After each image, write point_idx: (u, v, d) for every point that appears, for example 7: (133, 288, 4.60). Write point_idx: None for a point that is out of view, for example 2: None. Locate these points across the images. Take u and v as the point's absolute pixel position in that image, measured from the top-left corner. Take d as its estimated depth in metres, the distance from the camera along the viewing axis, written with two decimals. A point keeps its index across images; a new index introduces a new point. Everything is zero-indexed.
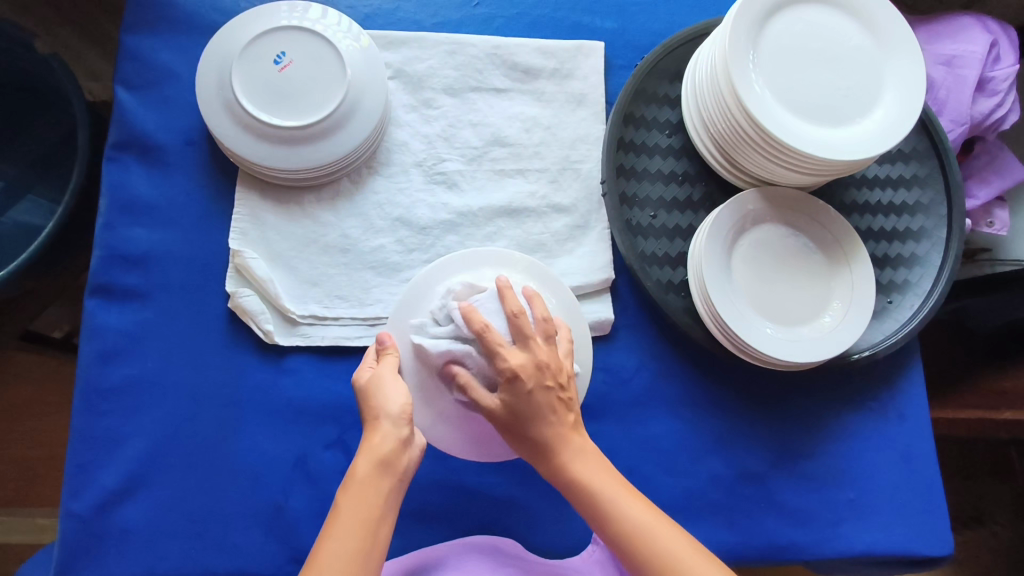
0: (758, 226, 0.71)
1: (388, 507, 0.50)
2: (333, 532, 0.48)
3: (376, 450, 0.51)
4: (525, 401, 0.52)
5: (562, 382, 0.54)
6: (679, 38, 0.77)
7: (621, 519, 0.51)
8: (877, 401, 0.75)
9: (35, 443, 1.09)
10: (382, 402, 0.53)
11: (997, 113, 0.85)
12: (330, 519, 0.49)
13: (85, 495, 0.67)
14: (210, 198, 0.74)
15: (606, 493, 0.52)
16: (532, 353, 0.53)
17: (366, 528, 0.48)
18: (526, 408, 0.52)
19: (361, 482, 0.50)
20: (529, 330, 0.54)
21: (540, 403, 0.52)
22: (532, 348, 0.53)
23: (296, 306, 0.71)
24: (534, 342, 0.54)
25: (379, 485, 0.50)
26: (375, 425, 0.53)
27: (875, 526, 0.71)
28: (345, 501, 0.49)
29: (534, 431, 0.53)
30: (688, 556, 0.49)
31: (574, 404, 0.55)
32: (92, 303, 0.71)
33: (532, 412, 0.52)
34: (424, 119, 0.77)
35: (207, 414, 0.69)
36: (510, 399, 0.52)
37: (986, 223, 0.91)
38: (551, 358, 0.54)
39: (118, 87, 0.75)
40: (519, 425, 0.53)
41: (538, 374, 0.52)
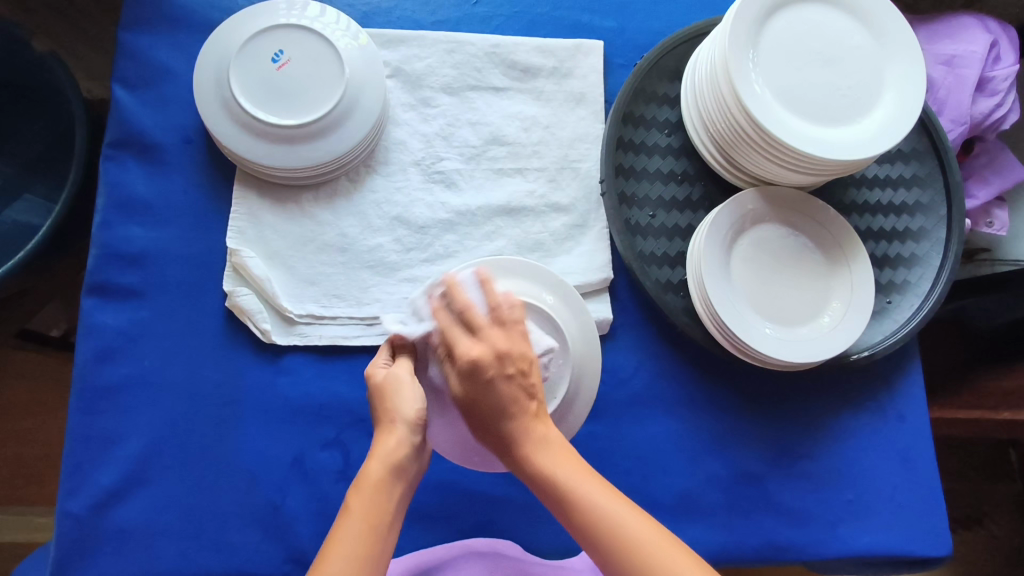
0: (757, 226, 0.71)
1: (397, 512, 0.50)
2: (341, 535, 0.48)
3: (388, 454, 0.51)
4: (484, 389, 0.51)
5: (523, 369, 0.52)
6: (679, 37, 0.77)
7: (581, 505, 0.49)
8: (875, 401, 0.75)
9: (33, 442, 1.08)
10: (397, 405, 0.53)
11: (997, 113, 0.85)
12: (338, 521, 0.49)
13: (82, 494, 0.67)
14: (208, 197, 0.74)
15: (569, 479, 0.50)
16: (487, 342, 0.52)
17: (374, 531, 0.48)
18: (485, 397, 0.51)
19: (372, 486, 0.50)
20: (481, 321, 0.53)
21: (498, 393, 0.51)
22: (486, 337, 0.52)
23: (294, 305, 0.71)
24: (487, 334, 0.53)
25: (390, 491, 0.50)
26: (389, 427, 0.52)
27: (874, 526, 0.71)
28: (356, 504, 0.49)
29: (495, 422, 0.52)
30: (653, 542, 0.47)
31: (537, 392, 0.53)
32: (89, 302, 0.71)
33: (490, 400, 0.51)
34: (423, 117, 0.77)
35: (204, 413, 0.69)
36: (468, 386, 0.52)
37: (985, 224, 0.91)
38: (506, 346, 0.52)
39: (116, 85, 0.75)
40: (480, 414, 0.52)
41: (494, 363, 0.51)
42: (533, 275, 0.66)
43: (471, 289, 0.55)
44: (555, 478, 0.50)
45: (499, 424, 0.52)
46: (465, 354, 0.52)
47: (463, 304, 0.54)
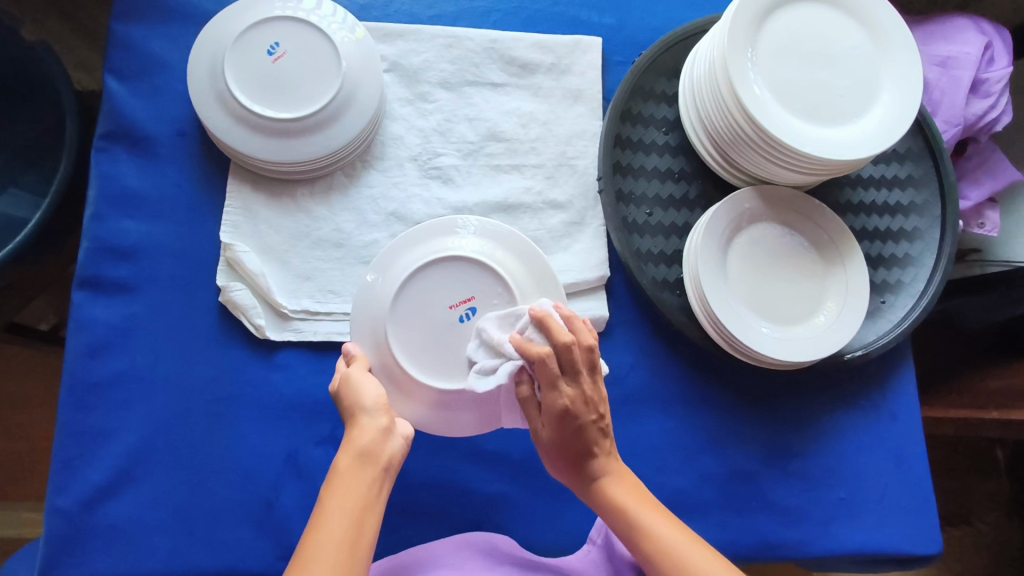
0: (754, 225, 0.71)
1: (372, 495, 0.50)
2: (319, 527, 0.47)
3: (359, 442, 0.52)
4: (575, 431, 0.55)
5: (603, 416, 0.56)
6: (677, 34, 0.77)
7: (641, 527, 0.55)
8: (869, 400, 0.75)
9: (22, 437, 1.07)
10: (357, 398, 0.55)
11: (990, 115, 0.85)
12: (316, 514, 0.49)
13: (71, 491, 0.66)
14: (202, 190, 0.73)
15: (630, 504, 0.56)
16: (578, 389, 0.54)
17: (353, 519, 0.48)
18: (571, 437, 0.55)
19: (344, 473, 0.50)
20: (574, 367, 0.53)
21: (587, 439, 0.56)
22: (581, 380, 0.54)
23: (288, 301, 0.70)
24: (577, 379, 0.54)
25: (361, 474, 0.50)
26: (356, 422, 0.54)
27: (867, 524, 0.72)
28: (331, 493, 0.49)
29: (582, 460, 0.57)
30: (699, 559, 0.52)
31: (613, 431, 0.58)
32: (79, 296, 0.70)
33: (575, 443, 0.56)
34: (419, 112, 0.77)
35: (196, 409, 0.68)
36: (557, 429, 0.55)
37: (977, 224, 0.90)
38: (597, 393, 0.55)
39: (108, 75, 0.74)
40: (566, 452, 0.57)
41: (583, 409, 0.54)
42: (497, 235, 0.66)
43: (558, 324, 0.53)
44: (646, 527, 0.55)
45: (584, 461, 0.57)
46: (556, 403, 0.53)
47: (554, 351, 0.52)
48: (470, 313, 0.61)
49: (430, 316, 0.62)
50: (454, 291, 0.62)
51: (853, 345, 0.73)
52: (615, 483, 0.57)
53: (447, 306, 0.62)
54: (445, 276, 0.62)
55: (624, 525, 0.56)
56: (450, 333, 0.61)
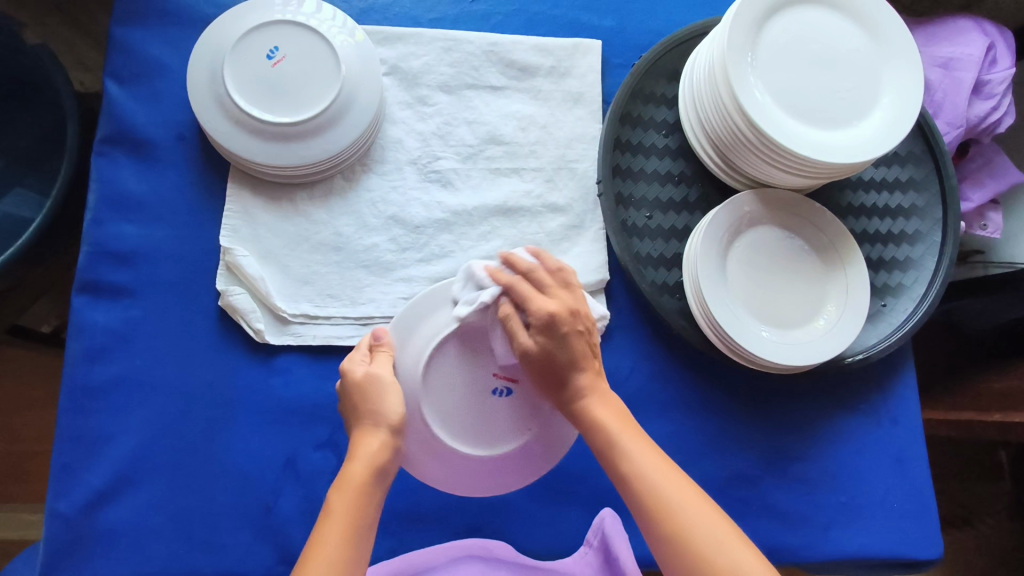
0: (753, 227, 0.71)
1: (377, 510, 0.51)
2: (323, 539, 0.48)
3: (370, 457, 0.51)
4: (561, 341, 0.54)
5: (590, 328, 0.56)
6: (677, 37, 0.77)
7: (632, 458, 0.52)
8: (869, 404, 0.75)
9: (24, 439, 1.07)
10: (380, 410, 0.53)
11: (993, 117, 0.85)
12: (320, 523, 0.50)
13: (71, 495, 0.66)
14: (201, 194, 0.73)
15: (621, 430, 0.54)
16: (560, 299, 0.56)
17: (355, 534, 0.49)
18: (561, 349, 0.54)
19: (355, 486, 0.50)
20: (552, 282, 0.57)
21: (574, 346, 0.55)
22: (558, 294, 0.56)
23: (287, 304, 0.71)
24: (557, 291, 0.57)
25: (372, 490, 0.51)
26: (371, 429, 0.53)
27: (866, 529, 0.71)
28: (337, 504, 0.50)
29: (570, 376, 0.55)
30: (688, 498, 0.50)
31: (599, 351, 0.58)
32: (80, 300, 0.70)
33: (565, 351, 0.54)
34: (419, 116, 0.76)
35: (196, 413, 0.69)
36: (546, 340, 0.54)
37: (980, 226, 0.90)
38: (579, 304, 0.56)
39: (108, 80, 0.74)
40: (554, 371, 0.54)
41: (570, 317, 0.55)
42: None
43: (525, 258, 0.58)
44: (633, 454, 0.52)
45: (570, 375, 0.55)
46: (542, 309, 0.54)
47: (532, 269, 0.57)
48: (507, 391, 0.58)
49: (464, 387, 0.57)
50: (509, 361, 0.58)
51: (851, 350, 0.73)
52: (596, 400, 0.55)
53: (485, 373, 0.58)
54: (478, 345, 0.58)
55: (605, 447, 0.54)
56: (481, 398, 0.58)
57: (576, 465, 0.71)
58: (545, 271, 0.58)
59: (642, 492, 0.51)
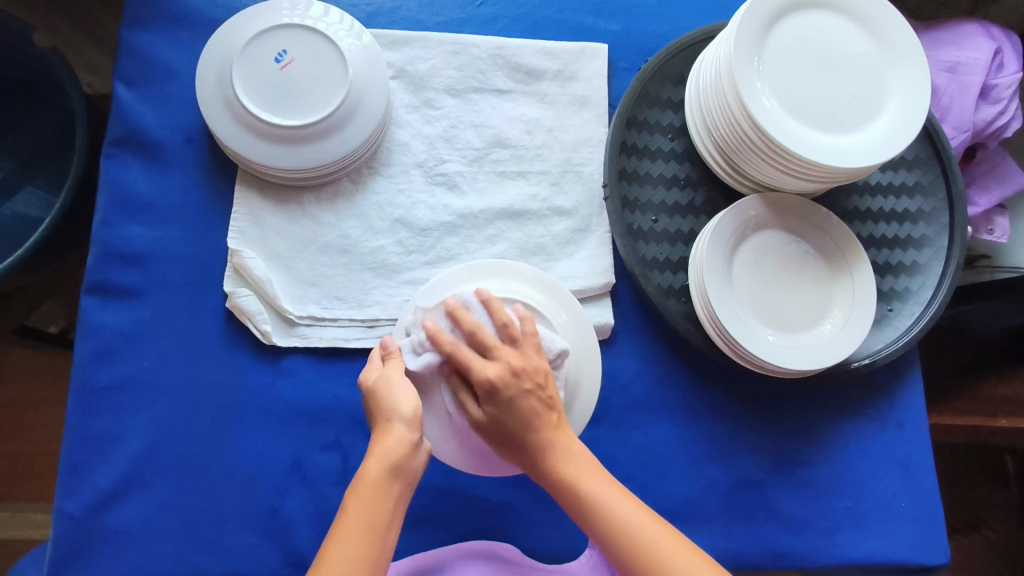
0: (760, 231, 0.71)
1: (396, 510, 0.50)
2: (340, 536, 0.48)
3: (389, 454, 0.50)
4: (506, 409, 0.53)
5: (541, 382, 0.54)
6: (684, 41, 0.77)
7: (610, 515, 0.52)
8: (875, 409, 0.75)
9: (30, 439, 1.08)
10: (393, 405, 0.52)
11: (999, 121, 0.85)
12: (340, 519, 0.49)
13: (79, 495, 0.66)
14: (209, 196, 0.73)
15: (594, 488, 0.53)
16: (502, 360, 0.54)
17: (374, 533, 0.49)
18: (508, 415, 0.53)
19: (371, 486, 0.50)
20: (492, 340, 0.55)
21: (524, 406, 0.53)
22: (501, 355, 0.54)
23: (294, 306, 0.71)
24: (501, 350, 0.55)
25: (389, 489, 0.50)
26: (388, 427, 0.52)
27: (872, 533, 0.71)
28: (354, 502, 0.49)
29: (523, 437, 0.54)
30: (672, 551, 0.51)
31: (556, 402, 0.55)
32: (89, 301, 0.70)
33: (513, 415, 0.53)
34: (426, 119, 0.77)
35: (203, 414, 0.69)
36: (491, 409, 0.53)
37: (986, 231, 0.90)
38: (523, 362, 0.54)
39: (118, 83, 0.74)
40: (505, 436, 0.54)
41: (512, 380, 0.53)
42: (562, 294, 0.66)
43: (472, 314, 0.57)
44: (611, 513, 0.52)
45: (525, 435, 0.54)
46: (481, 376, 0.53)
47: (472, 326, 0.55)
48: None
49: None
50: None
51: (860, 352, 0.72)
52: (564, 451, 0.54)
53: None
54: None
55: (580, 506, 0.53)
56: None
57: None
58: (488, 328, 0.56)
59: (634, 556, 0.51)
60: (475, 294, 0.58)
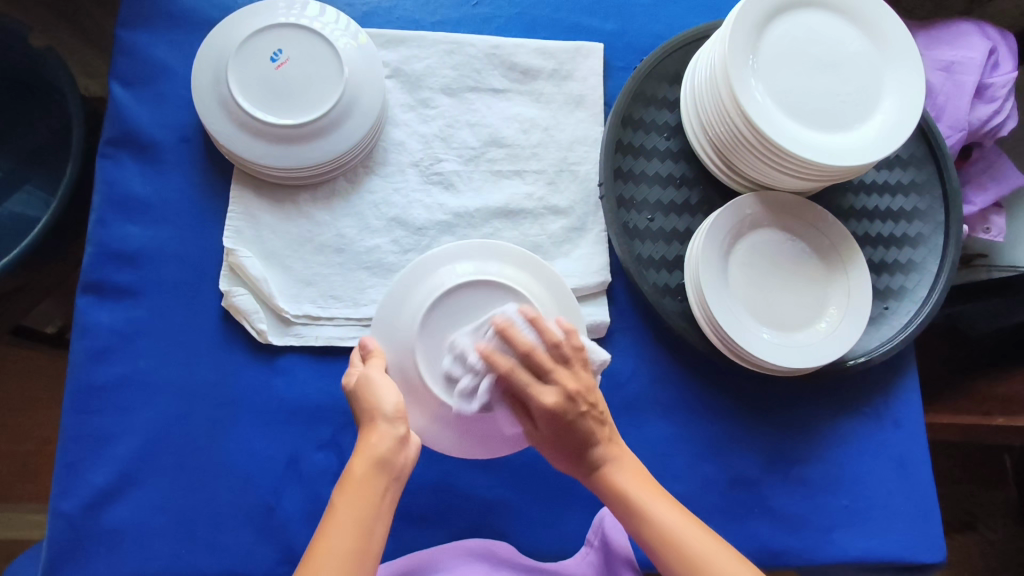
0: (755, 231, 0.71)
1: (385, 505, 0.49)
2: (329, 532, 0.47)
3: (374, 449, 0.50)
4: (567, 429, 0.51)
5: (595, 403, 0.51)
6: (679, 40, 0.77)
7: (660, 528, 0.51)
8: (871, 407, 0.75)
9: (27, 439, 1.08)
10: (376, 401, 0.52)
11: (995, 120, 0.85)
12: (328, 516, 0.49)
13: (74, 494, 0.66)
14: (205, 196, 0.73)
15: (649, 501, 0.52)
16: (559, 386, 0.50)
17: (362, 529, 0.47)
18: (569, 434, 0.52)
19: (358, 482, 0.49)
20: (543, 359, 0.50)
21: (586, 430, 0.52)
22: (557, 380, 0.50)
23: (290, 305, 0.71)
24: (558, 375, 0.50)
25: (376, 484, 0.49)
26: (373, 425, 0.51)
27: (868, 531, 0.71)
28: (342, 498, 0.49)
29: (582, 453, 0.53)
30: (728, 564, 0.49)
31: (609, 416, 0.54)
32: (84, 300, 0.70)
33: (571, 437, 0.52)
34: (422, 118, 0.77)
35: (198, 413, 0.69)
36: (551, 428, 0.51)
37: (983, 229, 0.90)
38: (578, 384, 0.51)
39: (113, 82, 0.74)
40: (567, 446, 0.53)
41: (571, 407, 0.50)
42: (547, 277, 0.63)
43: (523, 334, 0.50)
44: (662, 526, 0.51)
45: (583, 453, 0.53)
46: (540, 405, 0.50)
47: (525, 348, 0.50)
48: None
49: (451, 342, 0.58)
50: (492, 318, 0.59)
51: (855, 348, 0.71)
52: (620, 470, 0.54)
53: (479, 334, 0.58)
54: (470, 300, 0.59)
55: (630, 513, 0.53)
56: None
57: None
58: (540, 347, 0.50)
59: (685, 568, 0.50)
60: (518, 310, 0.51)
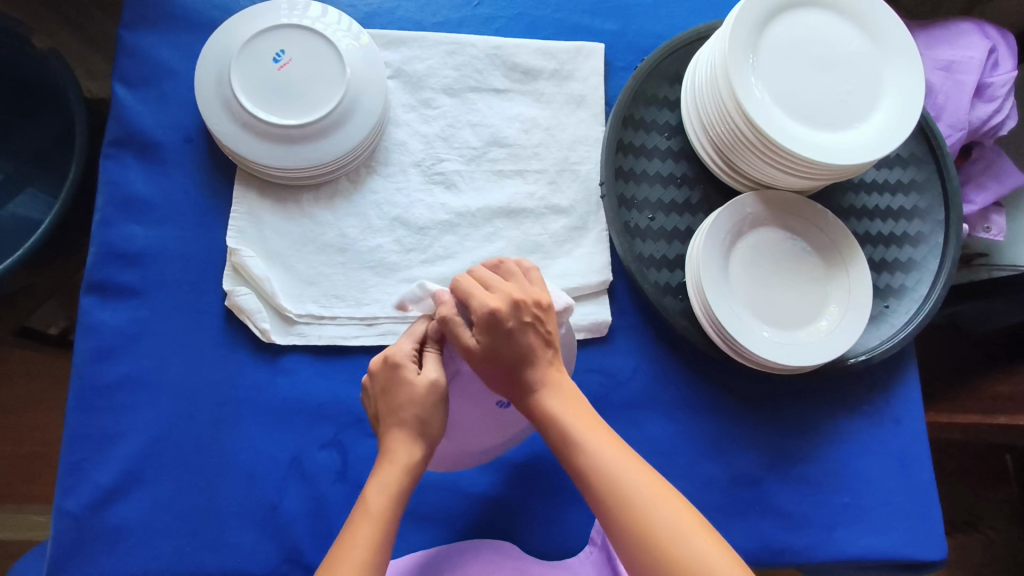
0: (755, 229, 0.71)
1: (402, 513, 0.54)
2: (354, 538, 0.51)
3: (406, 461, 0.54)
4: (504, 337, 0.53)
5: (540, 317, 0.55)
6: (680, 40, 0.77)
7: (587, 455, 0.53)
8: (872, 405, 0.75)
9: (30, 440, 1.08)
10: (427, 414, 0.54)
11: (994, 119, 0.85)
12: (354, 517, 0.52)
13: (79, 492, 0.67)
14: (208, 196, 0.74)
15: (579, 428, 0.54)
16: (503, 293, 0.54)
17: (386, 537, 0.52)
18: (505, 344, 0.53)
19: (387, 489, 0.53)
20: (498, 278, 0.56)
21: (521, 341, 0.54)
22: (504, 290, 0.55)
23: (293, 305, 0.71)
24: (503, 287, 0.55)
25: (402, 493, 0.54)
26: (413, 435, 0.54)
27: (870, 529, 0.71)
28: (372, 502, 0.52)
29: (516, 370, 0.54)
30: (646, 491, 0.51)
31: (553, 339, 0.56)
32: (88, 300, 0.71)
33: (508, 347, 0.53)
34: (423, 118, 0.77)
35: (202, 412, 0.69)
36: (489, 339, 0.53)
37: (983, 228, 0.90)
38: (522, 293, 0.55)
39: (117, 83, 0.75)
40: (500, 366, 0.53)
41: (511, 311, 0.53)
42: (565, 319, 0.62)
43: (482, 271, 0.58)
44: (592, 459, 0.53)
45: (518, 371, 0.54)
46: (481, 306, 0.53)
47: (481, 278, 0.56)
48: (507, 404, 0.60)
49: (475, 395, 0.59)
50: None
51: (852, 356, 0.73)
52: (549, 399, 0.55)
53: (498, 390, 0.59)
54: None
55: (561, 440, 0.54)
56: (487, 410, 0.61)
57: None
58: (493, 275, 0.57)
59: (606, 492, 0.52)
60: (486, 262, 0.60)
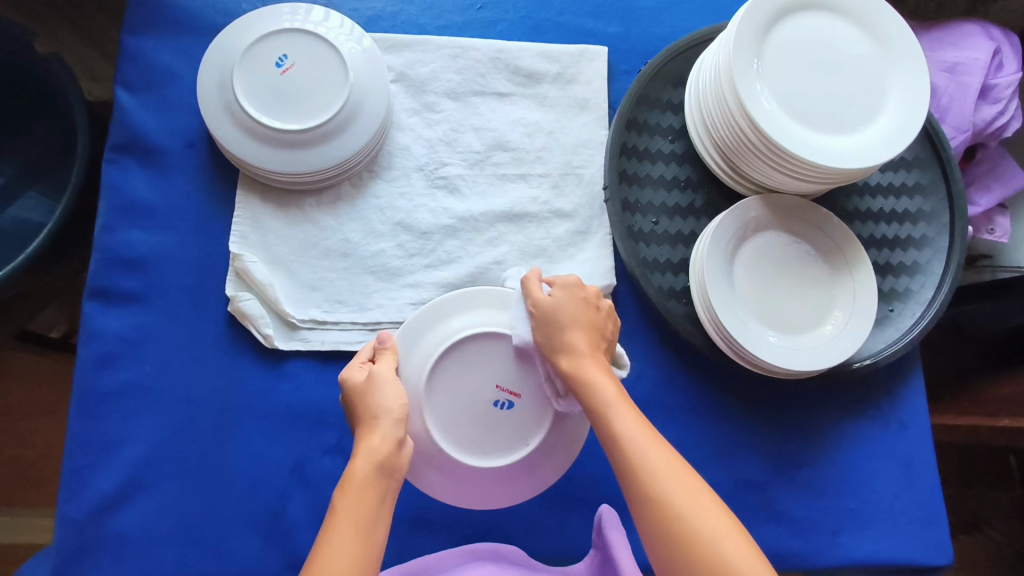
0: (760, 233, 0.71)
1: (385, 507, 0.50)
2: (331, 536, 0.47)
3: (375, 452, 0.51)
4: (574, 300, 0.59)
5: (602, 307, 0.61)
6: (683, 43, 0.77)
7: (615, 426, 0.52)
8: (877, 410, 0.75)
9: (33, 444, 1.08)
10: (378, 402, 0.53)
11: (999, 121, 0.85)
12: (328, 519, 0.49)
13: (82, 499, 0.66)
14: (211, 201, 0.74)
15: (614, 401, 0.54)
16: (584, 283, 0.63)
17: (365, 532, 0.48)
18: (572, 304, 0.59)
19: (359, 485, 0.49)
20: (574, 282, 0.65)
21: (586, 312, 0.59)
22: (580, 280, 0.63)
23: (296, 310, 0.71)
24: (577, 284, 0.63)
25: (377, 485, 0.50)
26: (374, 427, 0.52)
27: (876, 534, 0.71)
28: (343, 500, 0.49)
29: (565, 331, 0.57)
30: (671, 469, 0.50)
31: (609, 337, 0.61)
32: (90, 306, 0.71)
33: (576, 308, 0.59)
34: (426, 122, 0.77)
35: (204, 418, 0.69)
36: (562, 295, 0.59)
37: (987, 230, 0.91)
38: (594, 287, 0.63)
39: (119, 88, 0.75)
40: (555, 321, 0.57)
41: (591, 290, 0.61)
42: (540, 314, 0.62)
43: None
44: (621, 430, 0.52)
45: (569, 334, 0.57)
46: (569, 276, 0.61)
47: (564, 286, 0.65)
48: (509, 404, 0.59)
49: (467, 393, 0.59)
50: (504, 374, 0.59)
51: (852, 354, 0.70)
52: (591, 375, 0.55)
53: (488, 386, 0.59)
54: (485, 352, 0.59)
55: (596, 408, 0.54)
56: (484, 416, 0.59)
57: (585, 472, 0.71)
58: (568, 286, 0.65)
59: (632, 466, 0.50)
60: None
